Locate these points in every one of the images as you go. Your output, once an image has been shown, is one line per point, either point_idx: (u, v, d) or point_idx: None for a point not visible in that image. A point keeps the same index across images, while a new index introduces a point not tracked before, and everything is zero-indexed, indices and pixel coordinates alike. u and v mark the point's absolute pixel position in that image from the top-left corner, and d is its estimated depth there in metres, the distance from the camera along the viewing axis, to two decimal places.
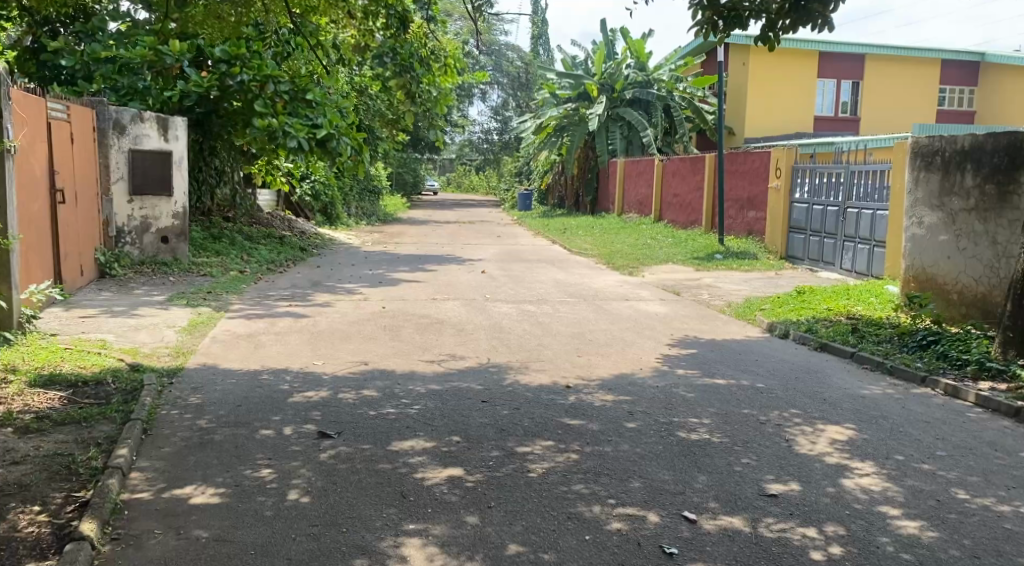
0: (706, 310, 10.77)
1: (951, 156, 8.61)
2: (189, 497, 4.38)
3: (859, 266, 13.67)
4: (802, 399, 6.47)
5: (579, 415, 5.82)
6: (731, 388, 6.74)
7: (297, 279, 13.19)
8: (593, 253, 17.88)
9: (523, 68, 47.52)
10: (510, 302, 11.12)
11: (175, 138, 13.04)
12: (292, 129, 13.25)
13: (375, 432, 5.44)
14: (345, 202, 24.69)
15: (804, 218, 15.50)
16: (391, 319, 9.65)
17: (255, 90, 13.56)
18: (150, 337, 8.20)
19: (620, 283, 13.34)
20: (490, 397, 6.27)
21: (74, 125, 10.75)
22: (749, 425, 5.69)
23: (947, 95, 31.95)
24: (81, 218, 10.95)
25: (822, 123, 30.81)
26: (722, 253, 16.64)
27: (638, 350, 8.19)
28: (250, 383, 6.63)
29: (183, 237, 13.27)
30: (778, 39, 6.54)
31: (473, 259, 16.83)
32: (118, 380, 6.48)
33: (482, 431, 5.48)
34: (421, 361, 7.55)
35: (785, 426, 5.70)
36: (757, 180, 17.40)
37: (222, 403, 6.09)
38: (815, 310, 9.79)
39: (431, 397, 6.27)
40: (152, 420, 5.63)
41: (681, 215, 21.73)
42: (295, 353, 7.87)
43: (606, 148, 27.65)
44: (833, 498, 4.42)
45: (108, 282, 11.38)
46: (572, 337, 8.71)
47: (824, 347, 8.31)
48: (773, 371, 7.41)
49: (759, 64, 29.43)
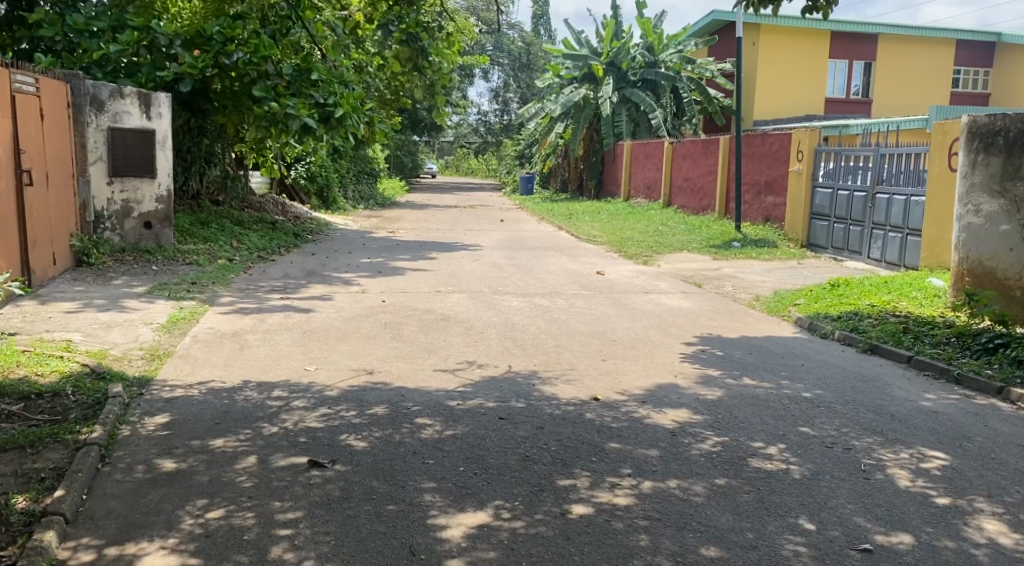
0: (733, 305, 9.88)
1: (1016, 137, 7.74)
2: (146, 555, 3.55)
3: (890, 255, 12.81)
4: (867, 416, 5.61)
5: (616, 439, 5.00)
6: (781, 401, 5.91)
7: (290, 267, 12.32)
8: (602, 239, 17.04)
9: (524, 48, 46.55)
10: (520, 295, 10.27)
11: (158, 116, 12.11)
12: (295, 110, 12.51)
13: (377, 460, 4.62)
14: (342, 185, 23.80)
15: (828, 204, 14.60)
16: (392, 315, 8.81)
17: (252, 71, 12.80)
18: (123, 336, 7.34)
19: (635, 273, 12.48)
20: (510, 413, 5.47)
21: (44, 100, 9.80)
22: (816, 451, 4.90)
23: (961, 77, 30.96)
24: (52, 201, 10.04)
25: (832, 106, 29.88)
26: (740, 240, 15.79)
27: (668, 353, 7.34)
28: (232, 397, 5.79)
29: (168, 222, 12.36)
30: (829, 6, 6.71)
31: (476, 246, 15.96)
32: (77, 392, 5.60)
33: (503, 458, 4.67)
34: (427, 367, 6.70)
35: (857, 452, 4.91)
36: (775, 163, 16.48)
37: (198, 422, 5.24)
38: (858, 306, 8.92)
39: (442, 414, 5.44)
40: (112, 445, 4.77)
41: (693, 199, 20.85)
42: (284, 356, 7.01)
43: (612, 131, 26.57)
44: (946, 557, 3.66)
45: (85, 272, 10.49)
46: (594, 337, 7.89)
47: (874, 350, 7.45)
48: (825, 379, 6.57)
49: (770, 45, 28.67)
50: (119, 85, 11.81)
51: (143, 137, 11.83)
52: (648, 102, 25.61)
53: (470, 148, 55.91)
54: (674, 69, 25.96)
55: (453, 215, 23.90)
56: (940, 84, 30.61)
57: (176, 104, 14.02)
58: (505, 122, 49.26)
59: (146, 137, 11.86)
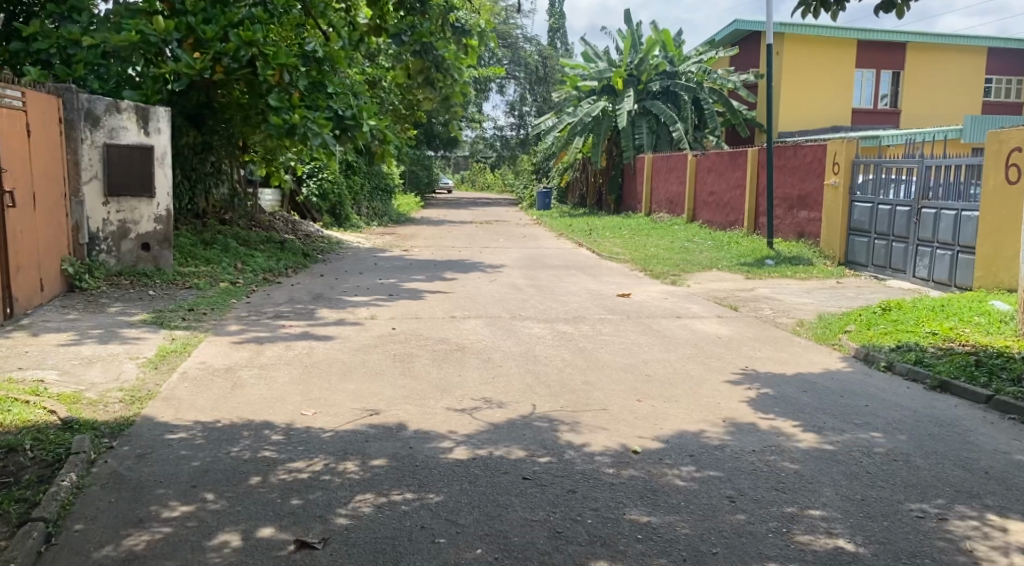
0: (776, 331, 9.03)
1: None
2: None
3: (938, 274, 11.90)
4: (956, 474, 4.77)
5: (662, 507, 4.21)
6: (851, 454, 5.07)
7: (297, 290, 11.62)
8: (625, 257, 16.22)
9: (542, 62, 45.50)
10: (542, 321, 9.47)
11: (157, 131, 11.46)
12: (315, 126, 11.72)
13: (377, 539, 3.86)
14: (356, 201, 23.11)
15: (867, 219, 13.71)
16: (402, 345, 8.04)
17: (269, 80, 11.57)
18: (104, 374, 6.61)
19: (664, 295, 11.66)
20: (536, 472, 4.64)
21: (31, 115, 9.14)
22: (907, 524, 4.07)
23: (993, 86, 29.91)
24: (40, 224, 9.36)
25: (860, 116, 28.92)
26: (773, 258, 14.95)
27: (711, 390, 6.51)
28: (215, 449, 5.02)
29: (167, 243, 11.71)
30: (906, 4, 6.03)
31: (495, 264, 15.18)
32: (36, 447, 4.85)
33: (529, 537, 3.89)
34: (439, 408, 5.90)
35: (951, 523, 4.10)
36: (809, 176, 15.61)
37: (171, 483, 4.49)
38: (916, 335, 8.02)
39: (455, 472, 4.64)
40: (65, 516, 4.04)
41: (719, 214, 20.04)
42: (280, 396, 6.24)
43: (631, 143, 25.74)
44: None
45: (76, 298, 9.82)
46: (627, 372, 7.07)
47: (946, 388, 6.58)
48: (897, 425, 5.69)
49: (793, 55, 27.95)
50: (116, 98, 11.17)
51: (142, 153, 11.17)
52: (667, 114, 24.79)
53: (487, 162, 55.23)
54: (695, 80, 25.34)
55: (469, 232, 23.14)
56: (971, 93, 29.61)
57: (180, 120, 13.55)
58: (523, 137, 48.31)
59: (145, 153, 11.18)
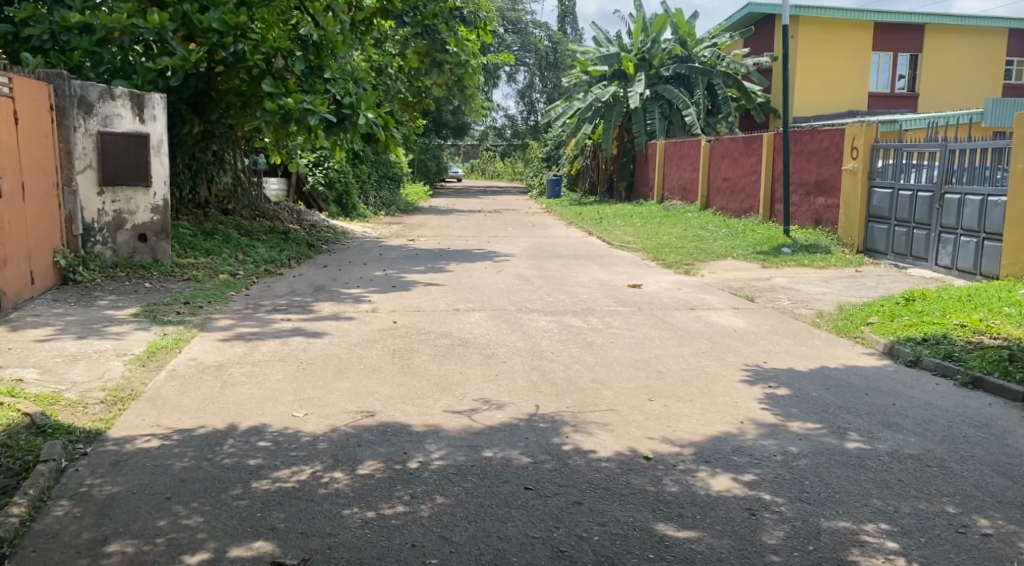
0: (794, 323, 8.63)
1: None
2: None
3: (962, 262, 11.45)
4: (996, 480, 4.38)
5: (677, 521, 3.84)
6: (879, 458, 4.69)
7: (298, 282, 11.29)
8: (636, 246, 15.79)
9: (552, 48, 44.90)
10: (549, 313, 9.10)
11: (154, 118, 11.04)
12: (312, 105, 10.90)
13: (362, 559, 3.51)
14: (363, 190, 22.74)
15: (887, 205, 13.23)
16: (403, 339, 7.70)
17: (260, 62, 11.24)
18: (87, 372, 6.29)
19: (675, 285, 11.25)
20: (539, 482, 4.28)
21: (19, 101, 8.79)
22: (949, 541, 3.68)
23: (1013, 68, 29.20)
24: (29, 215, 9.03)
25: (877, 100, 28.26)
26: (789, 246, 14.51)
27: (728, 388, 6.13)
28: (194, 456, 4.67)
29: (165, 234, 11.26)
30: None
31: (501, 254, 14.80)
32: (3, 455, 4.52)
33: (529, 557, 3.54)
34: (438, 409, 5.55)
35: (997, 539, 3.72)
36: (827, 161, 15.14)
37: (145, 495, 4.15)
38: (943, 327, 7.61)
39: (451, 481, 4.29)
40: (23, 535, 3.70)
41: (733, 201, 19.57)
42: (271, 396, 5.91)
43: (643, 129, 25.24)
44: None
45: (69, 291, 9.50)
46: (638, 368, 6.70)
47: (978, 383, 6.19)
48: (927, 425, 5.31)
49: (807, 39, 27.35)
50: (112, 85, 10.82)
51: (137, 141, 10.79)
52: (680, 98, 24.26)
53: (497, 150, 54.74)
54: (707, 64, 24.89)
55: (478, 221, 22.75)
56: (991, 76, 28.89)
57: (181, 108, 13.14)
58: (533, 124, 47.78)
59: (141, 141, 10.82)
